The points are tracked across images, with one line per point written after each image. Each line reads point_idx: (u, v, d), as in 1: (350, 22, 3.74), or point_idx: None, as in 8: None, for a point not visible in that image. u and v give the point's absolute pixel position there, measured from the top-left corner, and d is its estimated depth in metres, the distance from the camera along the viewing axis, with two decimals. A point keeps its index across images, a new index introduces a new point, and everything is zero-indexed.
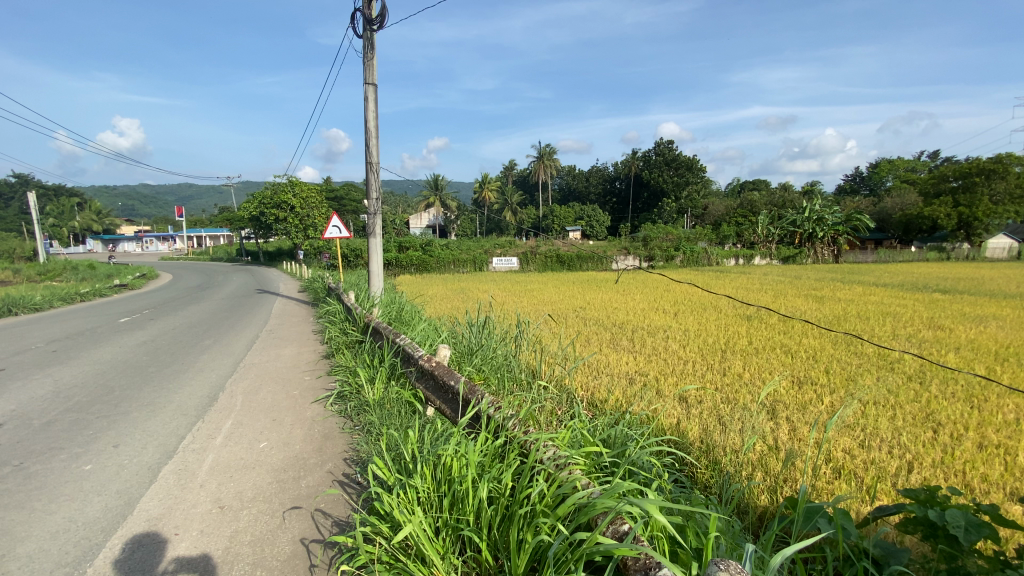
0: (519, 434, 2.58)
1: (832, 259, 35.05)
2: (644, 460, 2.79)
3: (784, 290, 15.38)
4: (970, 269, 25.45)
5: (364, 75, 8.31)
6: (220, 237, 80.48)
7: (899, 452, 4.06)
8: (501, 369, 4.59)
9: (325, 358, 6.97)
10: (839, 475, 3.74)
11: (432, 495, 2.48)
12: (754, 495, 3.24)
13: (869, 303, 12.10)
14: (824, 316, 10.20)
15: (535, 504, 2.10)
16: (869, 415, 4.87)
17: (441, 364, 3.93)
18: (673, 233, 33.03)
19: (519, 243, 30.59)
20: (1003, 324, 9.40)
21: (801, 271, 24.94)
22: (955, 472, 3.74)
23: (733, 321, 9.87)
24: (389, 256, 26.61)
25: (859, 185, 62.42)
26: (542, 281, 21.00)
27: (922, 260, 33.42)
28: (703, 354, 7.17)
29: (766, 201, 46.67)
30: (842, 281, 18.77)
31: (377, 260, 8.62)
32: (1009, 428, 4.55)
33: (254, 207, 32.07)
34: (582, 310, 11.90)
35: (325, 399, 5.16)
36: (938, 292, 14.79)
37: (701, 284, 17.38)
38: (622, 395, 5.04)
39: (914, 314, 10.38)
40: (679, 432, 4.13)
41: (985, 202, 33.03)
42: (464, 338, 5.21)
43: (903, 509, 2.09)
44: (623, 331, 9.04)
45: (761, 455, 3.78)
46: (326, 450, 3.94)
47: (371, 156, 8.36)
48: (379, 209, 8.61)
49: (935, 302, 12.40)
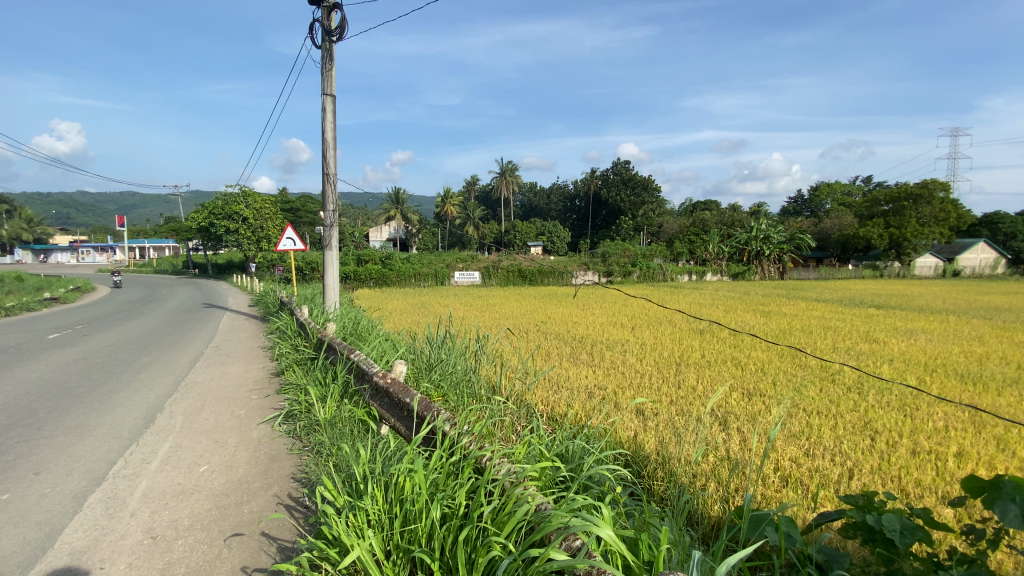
0: (474, 451, 2.52)
1: (777, 276, 37.38)
2: (599, 474, 2.80)
3: (734, 305, 16.08)
4: (899, 286, 27.39)
5: (322, 86, 8.16)
6: (166, 249, 76.32)
7: (840, 460, 4.26)
8: (460, 385, 4.57)
9: (273, 376, 6.65)
10: (786, 484, 3.89)
11: (383, 516, 2.35)
12: (707, 506, 3.35)
13: (812, 318, 12.77)
14: (771, 330, 10.69)
15: (488, 523, 2.04)
16: (813, 425, 5.10)
17: (396, 381, 3.77)
18: (631, 249, 33.96)
19: (481, 258, 30.60)
20: (930, 337, 10.09)
21: (749, 288, 26.26)
22: (892, 478, 3.96)
23: (687, 335, 10.21)
24: (347, 269, 25.91)
25: (800, 207, 66.20)
26: (504, 296, 21.02)
27: (859, 277, 35.63)
28: (658, 366, 7.38)
29: (716, 220, 48.48)
30: (787, 297, 19.82)
31: (332, 274, 8.39)
32: (938, 435, 4.86)
33: (203, 218, 30.66)
34: (543, 324, 11.96)
35: (272, 419, 4.93)
36: (872, 307, 15.82)
37: (657, 300, 17.95)
38: (581, 411, 5.09)
39: (852, 328, 11.01)
40: (636, 447, 4.18)
41: (912, 223, 35.86)
42: (422, 353, 5.14)
43: (845, 514, 2.25)
44: (583, 345, 9.15)
45: (712, 467, 3.91)
46: (272, 473, 3.74)
47: (328, 167, 8.18)
48: (335, 221, 8.39)
49: (870, 317, 13.19)
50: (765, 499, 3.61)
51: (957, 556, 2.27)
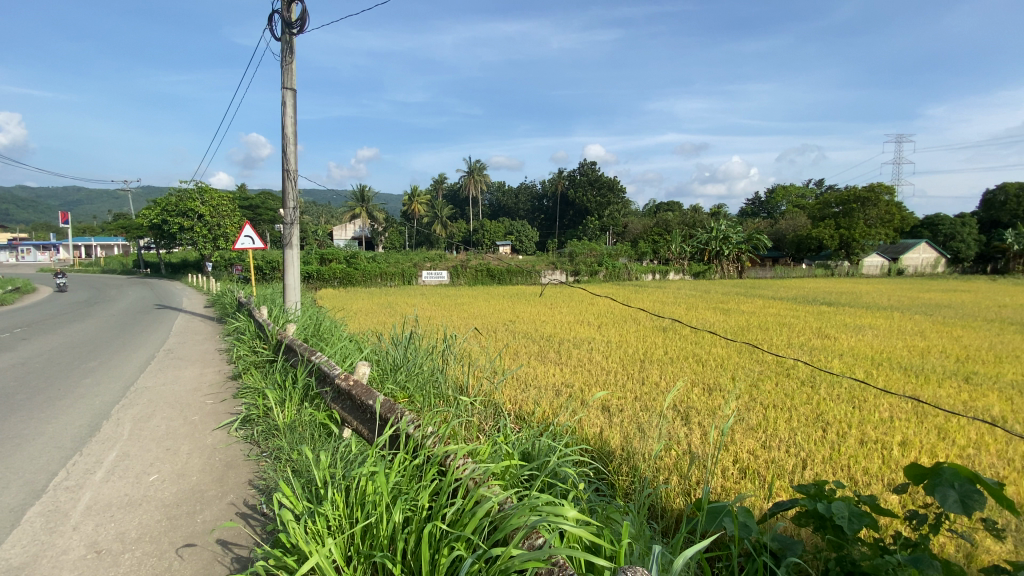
0: (438, 452, 2.48)
1: (736, 275, 38.73)
2: (564, 471, 2.81)
3: (695, 304, 16.58)
4: (849, 285, 28.81)
5: (281, 79, 7.91)
6: (115, 247, 72.44)
7: (795, 451, 4.44)
8: (425, 386, 4.53)
9: (230, 380, 6.40)
10: (744, 475, 4.03)
11: (344, 521, 2.30)
12: (669, 500, 3.45)
13: (769, 315, 13.30)
14: (730, 327, 11.06)
15: (451, 525, 2.01)
16: (770, 418, 5.29)
17: (359, 383, 3.68)
18: (597, 249, 34.45)
19: (449, 257, 30.40)
20: (877, 333, 10.65)
21: (711, 286, 27.08)
22: (842, 467, 4.16)
23: (651, 333, 10.45)
24: (310, 269, 25.22)
25: (758, 209, 68.70)
26: (472, 295, 20.96)
27: (812, 276, 37.29)
28: (624, 363, 7.52)
29: (679, 221, 49.35)
30: (745, 295, 20.57)
31: (293, 273, 8.16)
32: (884, 425, 5.14)
33: (154, 215, 29.25)
34: (511, 323, 12.00)
35: (228, 424, 4.75)
36: (824, 305, 16.58)
37: (622, 298, 18.33)
38: (548, 409, 5.12)
39: (805, 325, 11.51)
40: (601, 443, 4.24)
41: (861, 225, 37.70)
42: (386, 353, 5.06)
43: (798, 504, 2.37)
44: (551, 343, 9.23)
45: (674, 461, 4.02)
46: (228, 480, 3.61)
47: (288, 163, 7.94)
48: (296, 218, 8.15)
49: (822, 314, 13.79)
50: (724, 490, 3.73)
51: (900, 540, 2.42)
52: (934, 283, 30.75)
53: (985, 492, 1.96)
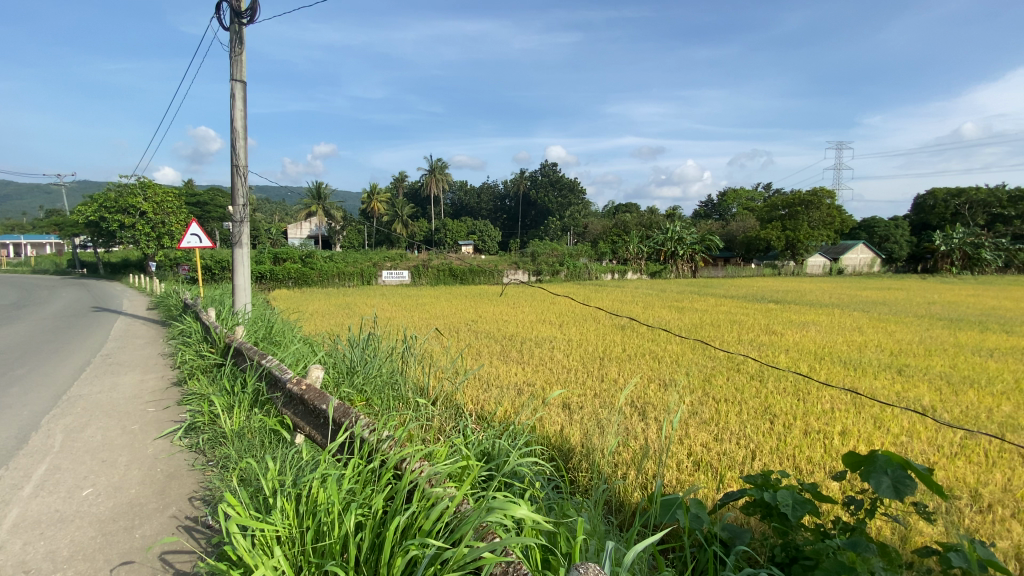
0: (393, 456, 2.42)
1: (690, 274, 40.07)
2: (521, 469, 2.83)
3: (652, 302, 17.07)
4: (794, 283, 30.30)
5: (230, 71, 7.58)
6: (47, 246, 67.49)
7: (745, 443, 4.64)
8: (384, 388, 4.45)
9: (174, 386, 6.08)
10: (698, 467, 4.18)
11: (294, 531, 2.22)
12: (625, 494, 3.53)
13: (721, 313, 13.83)
14: (685, 324, 11.44)
15: (404, 529, 1.97)
16: (721, 412, 5.50)
17: (312, 387, 3.56)
18: (558, 249, 34.87)
19: (410, 256, 30.00)
20: (819, 328, 11.28)
21: (666, 285, 27.89)
22: (788, 457, 4.37)
23: (610, 331, 10.69)
24: (263, 269, 24.29)
25: (711, 211, 71.37)
26: (433, 295, 20.77)
27: (761, 275, 39.02)
28: (584, 361, 7.64)
29: (636, 221, 50.67)
30: (698, 294, 21.35)
31: (243, 273, 7.84)
32: (826, 416, 5.44)
33: (91, 211, 27.46)
34: (473, 323, 11.98)
35: (171, 433, 4.50)
36: (772, 302, 17.39)
37: (581, 297, 18.67)
38: (508, 408, 5.14)
39: (754, 322, 12.05)
40: (561, 441, 4.29)
41: (804, 227, 39.80)
42: (342, 355, 4.94)
43: (747, 493, 2.50)
44: (513, 342, 9.28)
45: (630, 455, 4.12)
46: (170, 491, 3.43)
47: (238, 158, 7.62)
48: (246, 216, 7.82)
49: (770, 311, 14.47)
50: (678, 483, 3.84)
51: (840, 524, 2.58)
52: (870, 281, 32.70)
53: (915, 477, 2.11)
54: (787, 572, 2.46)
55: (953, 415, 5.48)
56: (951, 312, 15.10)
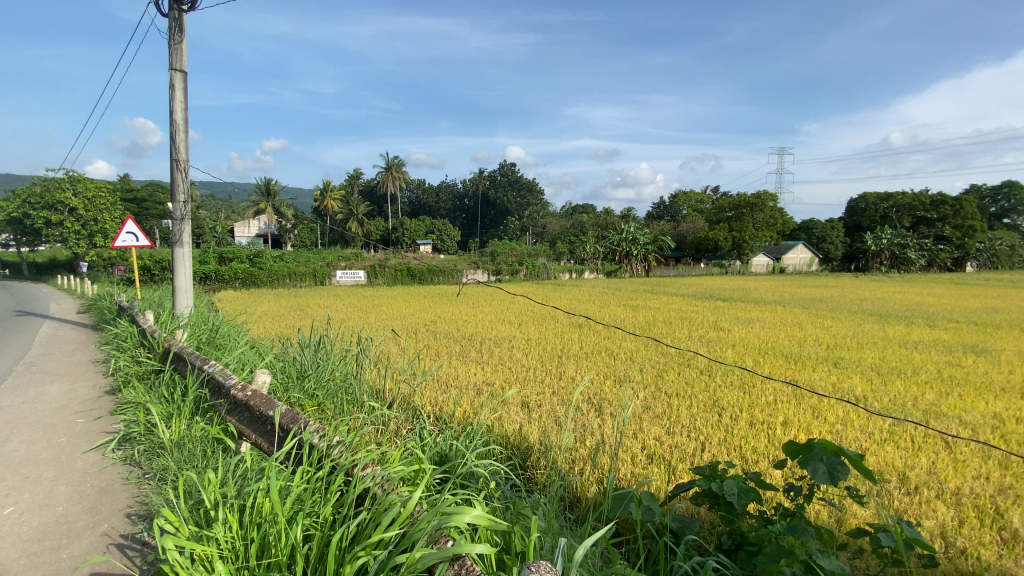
0: (344, 462, 2.36)
1: (644, 274, 41.15)
2: (477, 470, 2.82)
3: (609, 301, 17.41)
4: (740, 282, 31.70)
5: (169, 60, 7.17)
6: None
7: (695, 435, 4.81)
8: (337, 392, 4.34)
9: (107, 395, 5.69)
10: (651, 460, 4.30)
11: (237, 545, 2.12)
12: (580, 490, 3.60)
13: (673, 311, 14.28)
14: (639, 322, 11.76)
15: (355, 536, 1.93)
16: (673, 406, 5.69)
17: (258, 393, 3.42)
18: (517, 249, 35.06)
19: (366, 256, 29.36)
20: (763, 325, 11.87)
21: (621, 284, 28.55)
22: (735, 447, 4.57)
23: (568, 329, 10.84)
24: (207, 269, 23.08)
25: (663, 212, 73.69)
26: (390, 295, 20.39)
27: (710, 274, 40.60)
28: (542, 360, 7.71)
29: (593, 222, 51.61)
30: (652, 292, 21.96)
31: (185, 274, 7.43)
32: (769, 408, 5.73)
33: (12, 207, 25.29)
34: (432, 323, 11.86)
35: (103, 445, 4.21)
36: (720, 300, 18.14)
37: (540, 296, 18.81)
38: (466, 408, 5.12)
39: (704, 319, 12.53)
40: (518, 440, 4.32)
41: (749, 228, 41.86)
42: (291, 358, 4.77)
43: (696, 484, 2.60)
44: (472, 342, 9.25)
45: (586, 451, 4.19)
46: (102, 507, 3.21)
47: (178, 152, 7.22)
48: (187, 213, 7.42)
49: (718, 309, 15.08)
50: (632, 477, 3.94)
51: (781, 510, 2.73)
52: (808, 279, 34.62)
53: (848, 463, 2.26)
54: (734, 558, 2.59)
55: (882, 405, 5.88)
56: (880, 308, 16.22)
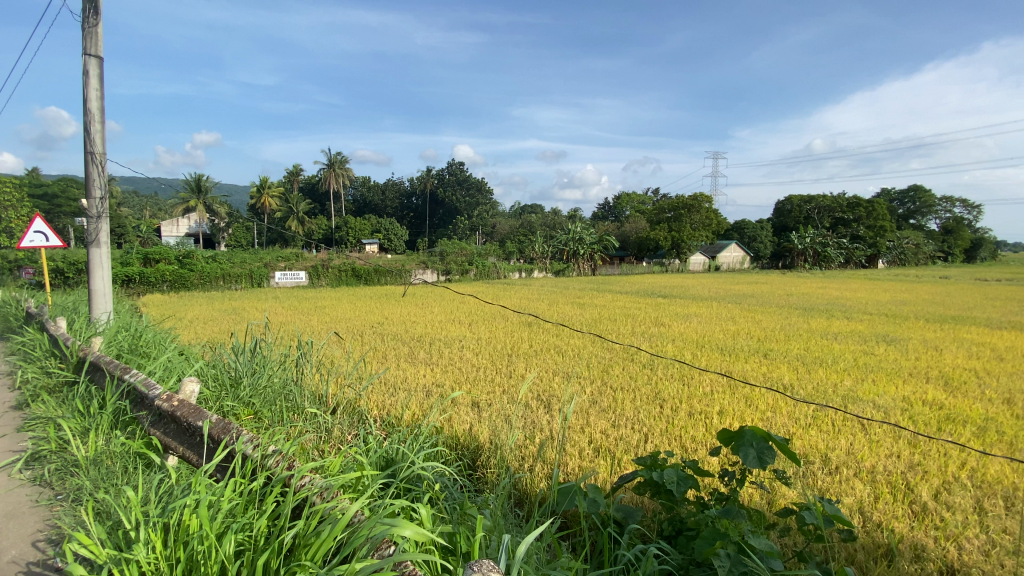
0: (279, 472, 2.27)
1: (590, 273, 42.08)
2: (421, 473, 2.78)
3: (557, 299, 17.69)
4: (680, 279, 33.11)
5: (82, 44, 6.58)
6: None
7: (639, 427, 4.99)
8: (276, 399, 4.17)
9: (11, 410, 5.15)
10: (598, 453, 4.42)
11: (159, 568, 1.98)
12: (528, 487, 3.64)
13: (618, 308, 14.71)
14: (586, 320, 12.04)
15: (290, 550, 1.85)
16: (618, 399, 5.88)
17: (186, 402, 3.21)
18: (466, 249, 34.79)
19: (308, 256, 28.27)
20: (701, 320, 12.49)
21: (568, 283, 29.11)
22: (675, 437, 4.79)
23: (517, 328, 10.92)
24: (129, 271, 21.37)
25: (607, 212, 75.81)
26: (333, 297, 19.74)
27: (652, 272, 42.13)
28: (492, 359, 7.73)
29: (541, 222, 52.30)
30: (598, 290, 22.56)
31: (102, 277, 6.86)
32: (706, 398, 6.04)
33: None
34: (378, 325, 11.60)
35: (8, 465, 3.81)
36: (661, 297, 18.88)
37: (488, 296, 18.81)
38: (415, 411, 5.04)
39: (647, 315, 13.02)
40: (467, 440, 4.32)
41: (687, 229, 43.99)
42: (225, 365, 4.51)
43: (638, 475, 2.70)
44: (421, 343, 9.13)
45: (534, 449, 4.24)
46: (6, 533, 2.90)
47: (92, 144, 6.65)
48: (105, 211, 6.84)
49: (659, 305, 15.68)
50: (579, 471, 4.03)
51: (716, 494, 2.88)
52: (741, 277, 36.68)
53: (775, 447, 2.42)
54: (673, 543, 2.72)
55: (807, 392, 6.35)
56: (804, 302, 17.46)
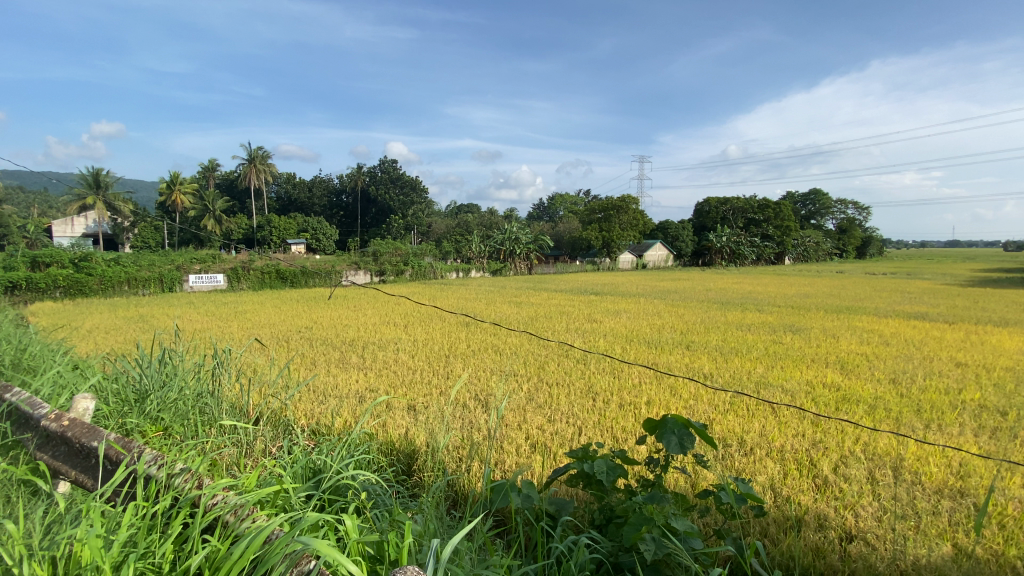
0: (188, 492, 2.12)
1: (526, 272, 42.58)
2: (347, 482, 2.69)
3: (492, 298, 17.80)
4: (610, 277, 34.44)
5: None
6: None
7: (573, 421, 5.14)
8: (189, 413, 3.88)
9: None
10: (534, 448, 4.51)
11: None
12: (463, 488, 3.63)
13: (553, 306, 15.04)
14: (522, 318, 12.19)
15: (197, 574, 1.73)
16: (554, 395, 6.03)
17: (78, 421, 2.89)
18: (400, 249, 34.00)
19: (227, 258, 26.44)
20: (630, 315, 13.05)
21: (505, 282, 29.39)
22: (607, 428, 4.98)
23: (454, 328, 10.86)
24: (12, 276, 18.93)
25: (542, 212, 77.16)
26: (257, 301, 18.62)
27: (585, 270, 43.37)
28: (428, 360, 7.65)
29: (477, 221, 52.32)
30: (533, 289, 22.91)
31: None
32: (635, 389, 6.33)
33: None
34: (307, 329, 11.10)
35: None
36: (593, 294, 19.54)
37: (424, 296, 18.55)
38: (347, 418, 4.88)
39: (580, 312, 13.42)
40: (402, 445, 4.25)
41: (616, 229, 45.78)
42: (130, 378, 4.13)
43: (570, 467, 2.77)
44: (353, 347, 8.84)
45: (470, 449, 4.24)
46: None
47: None
48: None
49: (592, 302, 16.21)
50: (514, 467, 4.09)
51: (642, 481, 3.02)
52: (666, 274, 38.74)
53: (694, 433, 2.58)
54: (604, 531, 2.82)
55: (725, 380, 6.84)
56: (722, 296, 18.76)
